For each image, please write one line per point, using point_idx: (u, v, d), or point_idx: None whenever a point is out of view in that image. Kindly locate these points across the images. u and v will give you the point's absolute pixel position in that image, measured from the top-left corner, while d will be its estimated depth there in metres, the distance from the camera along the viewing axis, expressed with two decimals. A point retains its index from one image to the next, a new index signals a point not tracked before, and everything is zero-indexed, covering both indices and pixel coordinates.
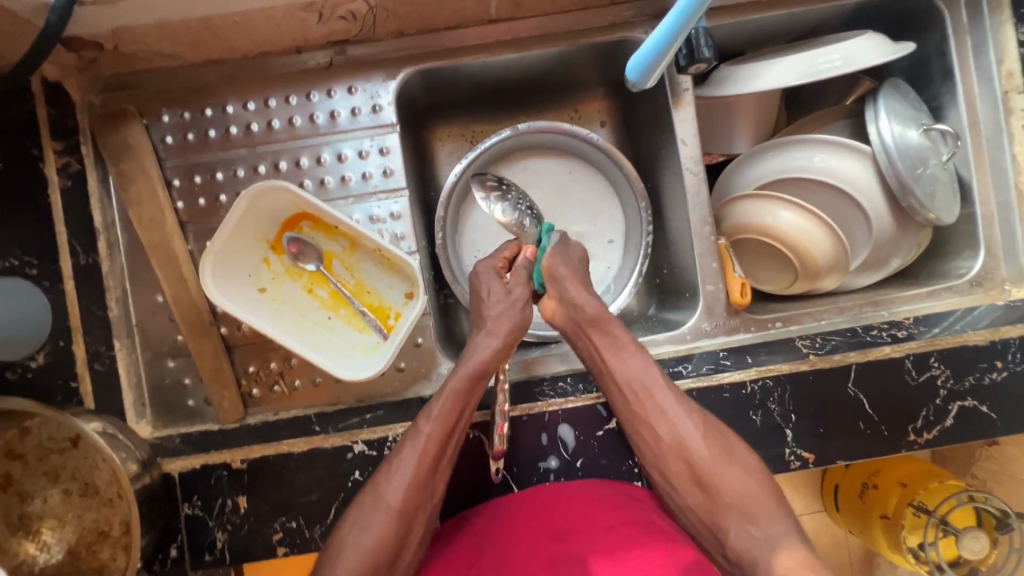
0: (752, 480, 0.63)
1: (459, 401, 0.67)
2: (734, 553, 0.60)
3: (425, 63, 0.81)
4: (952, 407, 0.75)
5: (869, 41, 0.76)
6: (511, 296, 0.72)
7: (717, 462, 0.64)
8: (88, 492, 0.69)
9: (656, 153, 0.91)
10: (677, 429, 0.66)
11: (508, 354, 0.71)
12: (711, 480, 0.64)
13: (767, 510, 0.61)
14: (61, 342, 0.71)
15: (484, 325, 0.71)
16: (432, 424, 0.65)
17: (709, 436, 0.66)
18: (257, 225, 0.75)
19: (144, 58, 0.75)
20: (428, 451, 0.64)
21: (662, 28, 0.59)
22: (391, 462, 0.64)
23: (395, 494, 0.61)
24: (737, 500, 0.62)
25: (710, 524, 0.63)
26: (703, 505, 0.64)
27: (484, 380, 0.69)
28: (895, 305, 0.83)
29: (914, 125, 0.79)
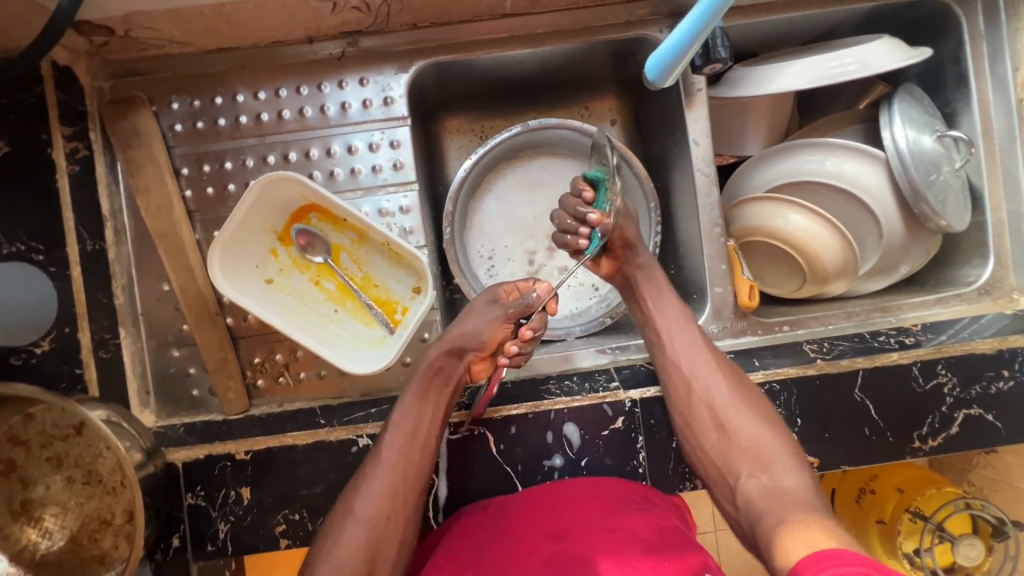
0: (773, 433, 0.69)
1: (415, 410, 0.71)
2: (744, 496, 0.67)
3: (437, 57, 0.80)
4: (958, 415, 0.75)
5: (885, 45, 0.75)
6: (479, 310, 0.75)
7: (738, 413, 0.71)
8: (92, 480, 0.69)
9: (667, 153, 0.91)
10: (709, 380, 0.73)
11: (463, 358, 0.74)
12: (733, 429, 0.70)
13: (783, 458, 0.67)
14: (67, 329, 0.71)
15: (443, 338, 0.75)
16: (393, 434, 0.69)
17: (735, 390, 0.72)
18: (265, 216, 0.75)
19: (155, 44, 0.74)
20: (394, 460, 0.68)
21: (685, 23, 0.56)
22: (360, 474, 0.68)
23: (362, 504, 0.65)
24: (756, 448, 0.68)
25: (726, 470, 0.69)
26: (721, 450, 0.70)
27: (444, 389, 0.73)
28: (903, 311, 0.83)
29: (927, 131, 0.78)
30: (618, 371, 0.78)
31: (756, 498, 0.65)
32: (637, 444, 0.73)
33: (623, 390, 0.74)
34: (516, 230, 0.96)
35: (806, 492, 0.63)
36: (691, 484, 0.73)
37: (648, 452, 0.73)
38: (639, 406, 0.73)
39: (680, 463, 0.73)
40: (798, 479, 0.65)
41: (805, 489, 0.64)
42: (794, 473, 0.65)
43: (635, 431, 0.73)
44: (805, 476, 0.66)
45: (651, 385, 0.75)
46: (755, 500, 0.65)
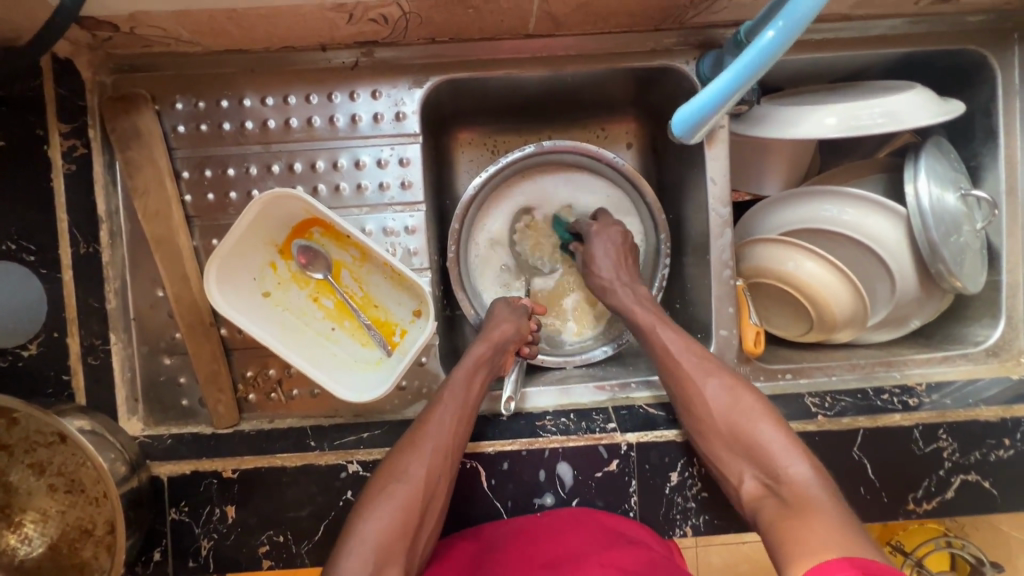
0: (772, 428, 0.65)
1: (466, 380, 0.72)
2: (753, 496, 0.64)
3: (453, 73, 0.77)
4: (955, 480, 0.74)
5: (916, 98, 0.73)
6: (516, 309, 0.82)
7: (754, 419, 0.66)
8: (74, 489, 0.68)
9: (682, 185, 0.88)
10: (699, 381, 0.70)
11: (506, 351, 0.77)
12: (731, 428, 0.67)
13: (784, 450, 0.63)
14: (55, 333, 0.70)
15: (485, 333, 0.77)
16: (453, 395, 0.70)
17: (727, 386, 0.69)
18: (267, 230, 0.72)
19: (161, 42, 0.70)
20: (451, 421, 0.68)
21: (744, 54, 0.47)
22: (413, 438, 0.66)
23: (418, 465, 0.64)
24: (755, 446, 0.65)
25: (730, 471, 0.66)
26: (722, 453, 0.67)
27: (487, 370, 0.75)
28: (909, 367, 0.81)
29: (952, 189, 0.76)
30: (616, 412, 0.75)
31: (764, 498, 0.62)
32: (630, 488, 0.72)
33: (621, 432, 0.73)
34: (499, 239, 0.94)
35: (809, 484, 0.59)
36: (682, 530, 0.73)
37: (640, 496, 0.72)
38: (635, 449, 0.72)
39: (672, 509, 0.72)
40: (804, 472, 0.60)
41: (810, 483, 0.59)
42: (800, 465, 0.61)
43: (629, 475, 0.72)
44: (814, 466, 0.61)
45: (649, 429, 0.73)
46: (764, 501, 0.62)
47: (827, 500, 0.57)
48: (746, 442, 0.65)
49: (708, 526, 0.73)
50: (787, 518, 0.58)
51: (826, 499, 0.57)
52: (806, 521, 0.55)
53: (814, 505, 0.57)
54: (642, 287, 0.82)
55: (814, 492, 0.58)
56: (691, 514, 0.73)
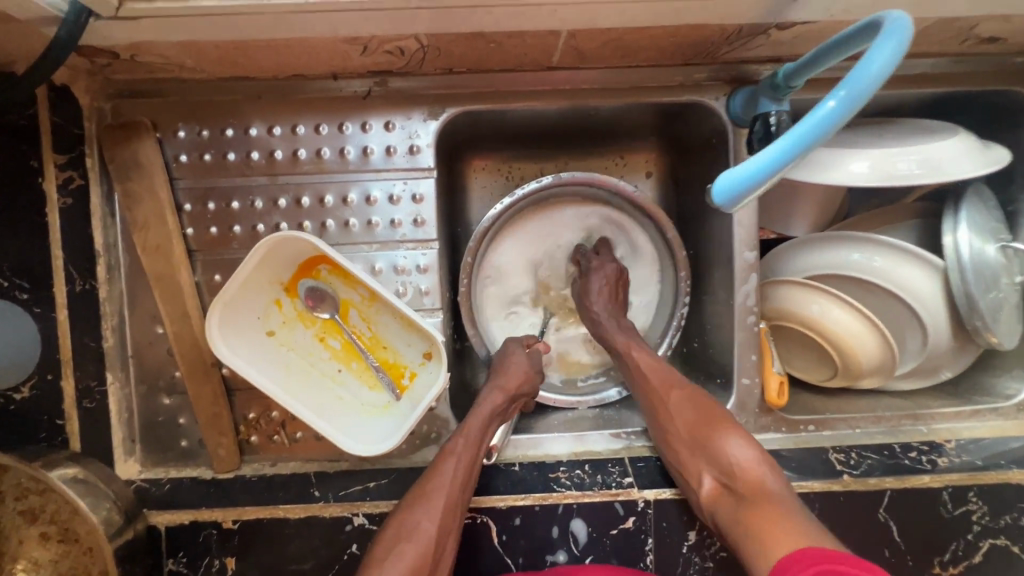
0: (729, 429, 0.67)
1: (481, 428, 0.69)
2: (710, 495, 0.65)
3: (470, 104, 0.73)
4: (984, 544, 0.71)
5: (959, 146, 0.69)
6: (531, 355, 0.78)
7: (711, 419, 0.68)
8: (67, 539, 0.65)
9: (705, 222, 0.85)
10: (663, 393, 0.73)
11: (517, 401, 0.74)
12: (690, 431, 0.68)
13: (738, 447, 0.65)
14: (49, 376, 0.67)
15: (499, 378, 0.74)
16: (466, 444, 0.67)
17: (689, 397, 0.71)
18: (273, 269, 0.69)
19: (164, 69, 0.66)
20: (462, 472, 0.65)
21: (800, 125, 0.42)
22: (424, 488, 0.63)
23: (430, 520, 0.61)
24: (710, 445, 0.66)
25: (690, 474, 0.67)
26: (682, 458, 0.68)
27: (499, 420, 0.72)
28: (934, 421, 0.78)
29: (991, 240, 0.72)
30: (633, 465, 0.73)
31: (721, 495, 0.64)
32: (646, 546, 0.69)
33: (638, 488, 0.70)
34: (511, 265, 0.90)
35: (765, 477, 0.61)
36: None
37: (656, 554, 0.69)
38: (652, 507, 0.69)
39: (689, 569, 0.70)
40: (757, 466, 0.63)
41: (763, 476, 0.61)
42: (752, 459, 0.63)
43: (645, 532, 0.69)
44: (764, 459, 0.63)
45: (667, 485, 0.70)
46: (721, 498, 0.63)
47: (779, 490, 0.60)
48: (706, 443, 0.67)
49: None
50: (747, 513, 0.60)
51: (779, 492, 0.60)
52: (766, 514, 0.58)
53: (771, 500, 0.59)
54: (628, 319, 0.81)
55: (768, 485, 0.61)
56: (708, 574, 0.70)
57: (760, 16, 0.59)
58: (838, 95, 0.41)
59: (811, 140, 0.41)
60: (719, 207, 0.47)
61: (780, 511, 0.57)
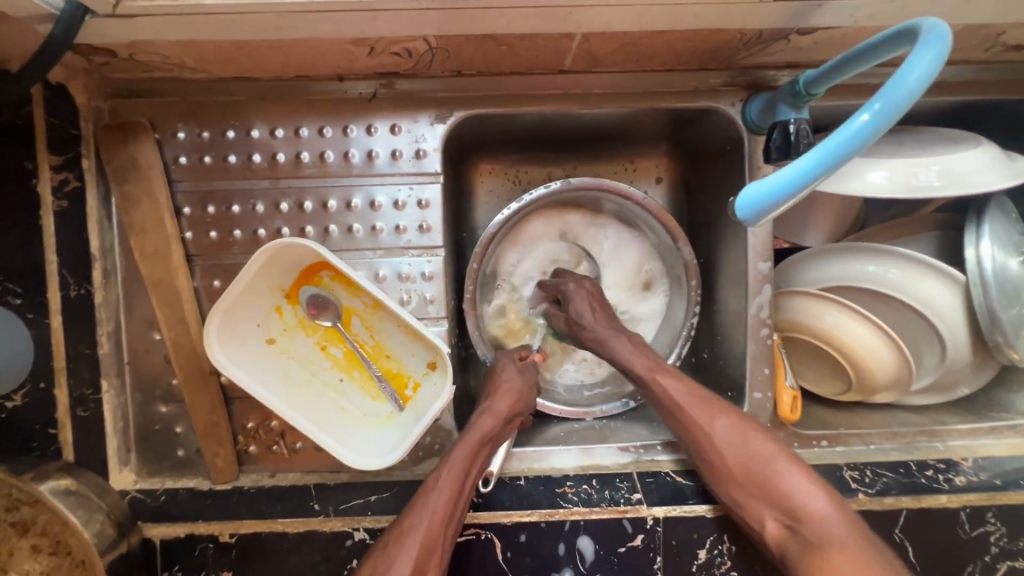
0: (790, 467, 0.63)
1: (469, 459, 0.65)
2: (777, 538, 0.62)
3: (479, 108, 0.71)
4: (1001, 566, 0.69)
5: (983, 157, 0.67)
6: (523, 374, 0.74)
7: (773, 460, 0.64)
8: (59, 552, 0.63)
9: (716, 230, 0.83)
10: (706, 424, 0.67)
11: (511, 424, 0.70)
12: (744, 471, 0.64)
13: (800, 487, 0.61)
14: (42, 384, 0.65)
15: (491, 403, 0.70)
16: (447, 477, 0.63)
17: (736, 427, 0.67)
18: (274, 275, 0.67)
19: (164, 68, 0.64)
20: (445, 507, 0.61)
21: (831, 138, 0.40)
22: (401, 525, 0.59)
23: (404, 561, 0.56)
24: (768, 484, 0.63)
25: (749, 512, 0.64)
26: (738, 496, 0.65)
27: (491, 446, 0.68)
28: (950, 438, 0.76)
29: (1015, 254, 0.70)
30: (641, 480, 0.71)
31: (789, 538, 0.60)
32: (655, 564, 0.67)
33: (647, 505, 0.68)
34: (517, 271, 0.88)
35: (832, 521, 0.58)
36: None
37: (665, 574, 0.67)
38: (661, 524, 0.67)
39: None
40: (823, 508, 0.59)
41: (830, 520, 0.58)
42: (817, 500, 0.60)
43: (654, 551, 0.67)
44: (831, 500, 0.60)
45: (678, 503, 0.68)
46: (788, 542, 0.60)
47: (850, 534, 0.57)
48: (762, 482, 0.63)
49: None
50: (815, 561, 0.56)
51: (847, 535, 0.56)
52: (838, 563, 0.54)
53: (840, 545, 0.56)
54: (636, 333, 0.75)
55: (835, 529, 0.57)
56: None
57: (782, 21, 0.57)
58: (872, 108, 0.39)
59: (841, 157, 0.39)
60: (743, 221, 0.45)
61: (854, 562, 0.54)
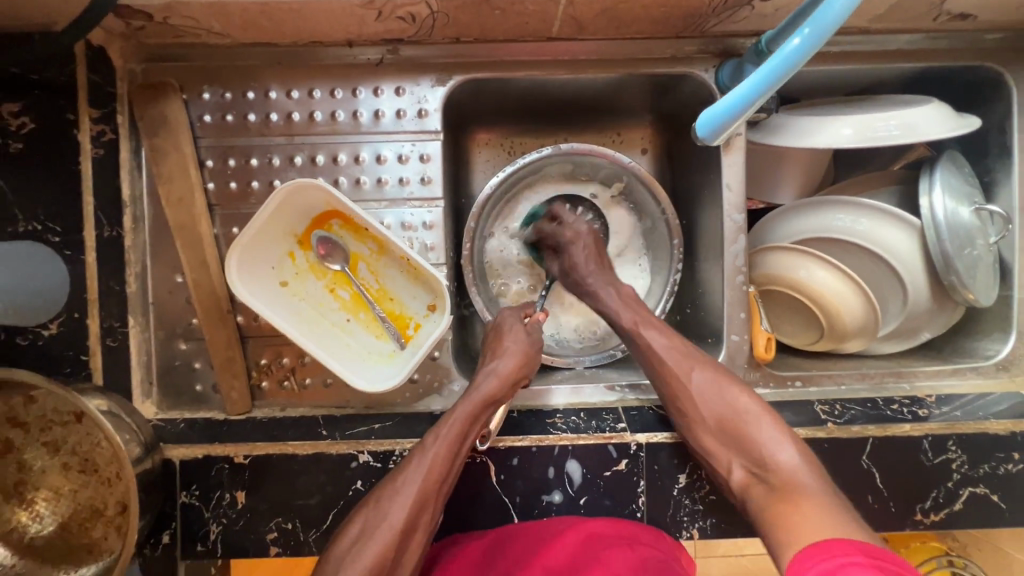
0: (765, 420, 0.68)
1: (467, 422, 0.68)
2: (743, 484, 0.66)
3: (475, 73, 0.79)
4: (963, 492, 0.74)
5: (932, 112, 0.74)
6: (529, 335, 0.75)
7: (750, 415, 0.68)
8: (87, 469, 0.69)
9: (696, 191, 0.89)
10: (684, 376, 0.72)
11: (514, 386, 0.72)
12: (719, 422, 0.69)
13: (772, 439, 0.66)
14: (76, 314, 0.71)
15: (494, 364, 0.71)
16: (442, 442, 0.66)
17: (714, 379, 0.71)
18: (288, 219, 0.73)
19: (193, 33, 0.72)
20: (439, 465, 0.65)
21: (770, 60, 0.49)
22: (395, 479, 0.64)
23: (399, 512, 0.61)
24: (741, 435, 0.67)
25: (720, 460, 0.68)
26: (710, 445, 0.69)
27: (491, 410, 0.70)
28: (918, 379, 0.82)
29: (967, 203, 0.77)
30: (626, 412, 0.77)
31: (755, 485, 0.65)
32: (638, 488, 0.72)
33: (630, 432, 0.73)
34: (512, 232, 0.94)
35: (799, 470, 0.62)
36: (688, 532, 0.73)
37: (647, 497, 0.73)
38: (644, 450, 0.72)
39: (679, 511, 0.73)
40: (790, 458, 0.64)
41: (796, 468, 0.62)
42: (787, 451, 0.64)
43: (637, 475, 0.72)
44: (799, 451, 0.64)
45: (659, 430, 0.74)
46: (754, 488, 0.65)
47: (813, 482, 0.61)
48: (735, 433, 0.68)
49: (714, 529, 0.73)
50: (777, 503, 0.61)
51: (811, 482, 0.61)
52: (798, 503, 0.59)
53: (801, 490, 0.60)
54: (627, 287, 0.81)
55: (801, 476, 0.62)
56: (698, 516, 0.73)
57: None
58: (802, 33, 0.47)
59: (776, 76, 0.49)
60: (702, 136, 0.56)
61: (812, 502, 0.58)
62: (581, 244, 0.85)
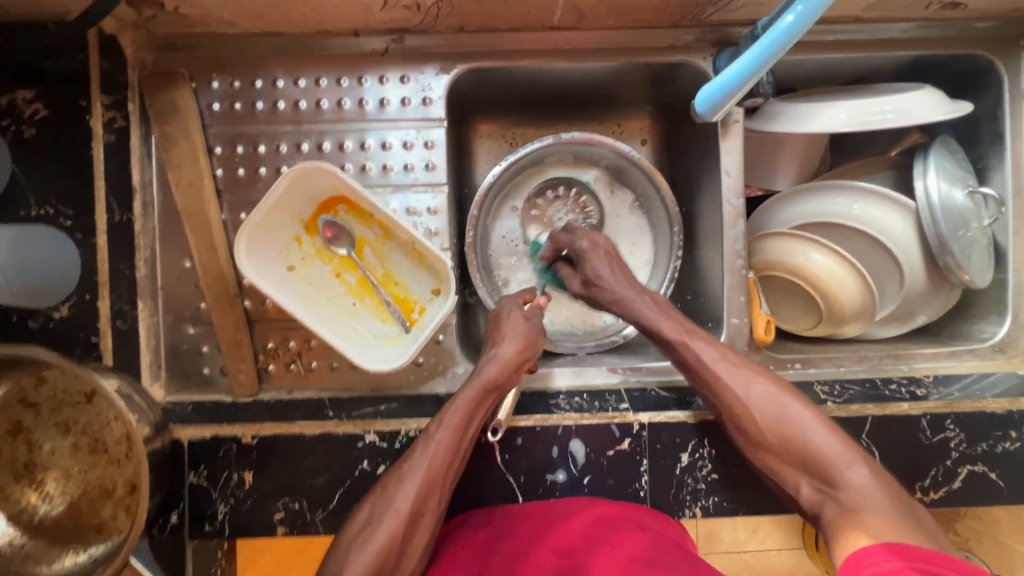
0: (827, 433, 0.63)
1: (470, 409, 0.68)
2: (812, 501, 0.62)
3: (478, 62, 0.81)
4: (962, 470, 0.75)
5: (925, 97, 0.76)
6: (529, 319, 0.74)
7: (815, 430, 0.63)
8: (97, 449, 0.70)
9: (695, 179, 0.91)
10: (741, 393, 0.67)
11: (518, 371, 0.71)
12: (780, 440, 0.64)
13: (840, 456, 0.61)
14: (87, 296, 0.72)
15: (495, 350, 0.71)
16: (445, 431, 0.66)
17: (773, 394, 0.66)
18: (295, 203, 0.75)
19: (203, 22, 0.74)
20: (444, 453, 0.65)
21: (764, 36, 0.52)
22: (402, 469, 0.65)
23: (404, 498, 0.62)
24: (806, 454, 0.63)
25: (785, 475, 0.65)
26: (773, 461, 0.65)
27: (494, 397, 0.70)
28: (916, 361, 0.83)
29: (960, 186, 0.78)
30: (629, 394, 0.77)
31: (824, 503, 0.61)
32: (641, 467, 0.73)
33: (633, 412, 0.74)
34: (514, 222, 0.96)
35: (871, 491, 0.58)
36: (691, 511, 0.74)
37: (650, 476, 0.73)
38: (647, 430, 0.74)
39: (682, 490, 0.74)
40: (860, 478, 0.59)
41: (867, 489, 0.58)
42: (859, 471, 0.60)
43: (639, 454, 0.73)
44: (871, 470, 0.60)
45: (661, 410, 0.75)
46: (824, 506, 0.61)
47: (889, 505, 0.56)
48: (798, 450, 0.63)
49: (717, 508, 0.74)
50: (849, 526, 0.57)
51: (885, 504, 0.57)
52: (869, 528, 0.55)
53: (871, 512, 0.56)
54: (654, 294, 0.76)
55: (873, 497, 0.57)
56: (700, 495, 0.74)
57: None
58: (795, 10, 0.49)
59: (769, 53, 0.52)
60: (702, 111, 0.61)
61: (885, 526, 0.54)
62: (602, 255, 0.77)
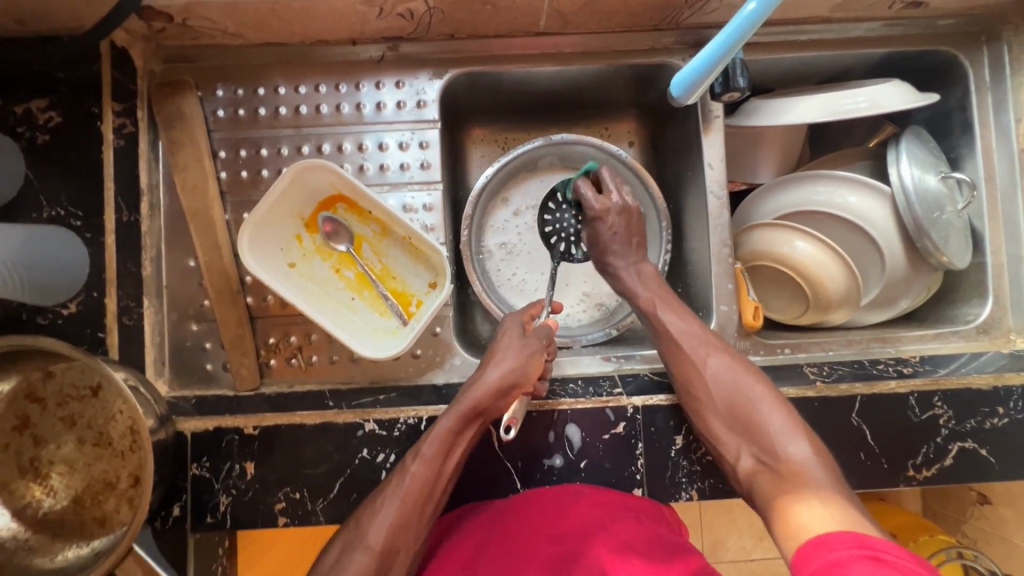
0: (775, 410, 0.68)
1: (450, 438, 0.68)
2: (751, 472, 0.67)
3: (469, 67, 0.85)
4: (952, 447, 0.76)
5: (894, 88, 0.80)
6: (524, 342, 0.73)
7: (763, 406, 0.68)
8: (101, 442, 0.71)
9: (680, 175, 0.94)
10: (700, 361, 0.73)
11: (505, 397, 0.70)
12: (729, 407, 0.70)
13: (783, 431, 0.66)
14: (94, 294, 0.75)
15: (482, 376, 0.71)
16: (422, 463, 0.66)
17: (729, 366, 0.72)
18: (296, 201, 0.78)
19: (209, 34, 0.78)
20: (415, 489, 0.65)
21: (728, 27, 0.59)
22: (378, 497, 0.65)
23: (378, 532, 0.62)
24: (751, 423, 0.68)
25: (726, 443, 0.69)
26: (720, 431, 0.70)
27: (478, 421, 0.70)
28: (902, 343, 0.85)
29: (932, 171, 0.82)
30: (622, 379, 0.79)
31: (762, 473, 0.66)
32: (637, 450, 0.75)
33: (627, 396, 0.76)
34: (509, 221, 0.98)
35: (809, 465, 0.62)
36: (687, 494, 0.75)
37: (646, 459, 0.75)
38: (641, 413, 0.75)
39: (678, 473, 0.75)
40: (800, 451, 0.64)
41: (805, 461, 0.63)
42: (797, 444, 0.65)
43: (635, 438, 0.75)
44: (812, 447, 0.64)
45: (655, 394, 0.76)
46: (762, 476, 0.65)
47: (824, 477, 0.61)
48: (743, 417, 0.69)
49: (713, 489, 0.75)
50: (784, 493, 0.61)
51: (823, 477, 0.61)
52: (806, 496, 0.59)
53: (811, 484, 0.61)
54: (647, 266, 0.82)
55: (810, 469, 0.62)
56: (696, 478, 0.75)
57: None
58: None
59: (737, 36, 0.59)
60: (679, 96, 0.68)
61: (817, 495, 0.59)
62: (620, 221, 0.82)
